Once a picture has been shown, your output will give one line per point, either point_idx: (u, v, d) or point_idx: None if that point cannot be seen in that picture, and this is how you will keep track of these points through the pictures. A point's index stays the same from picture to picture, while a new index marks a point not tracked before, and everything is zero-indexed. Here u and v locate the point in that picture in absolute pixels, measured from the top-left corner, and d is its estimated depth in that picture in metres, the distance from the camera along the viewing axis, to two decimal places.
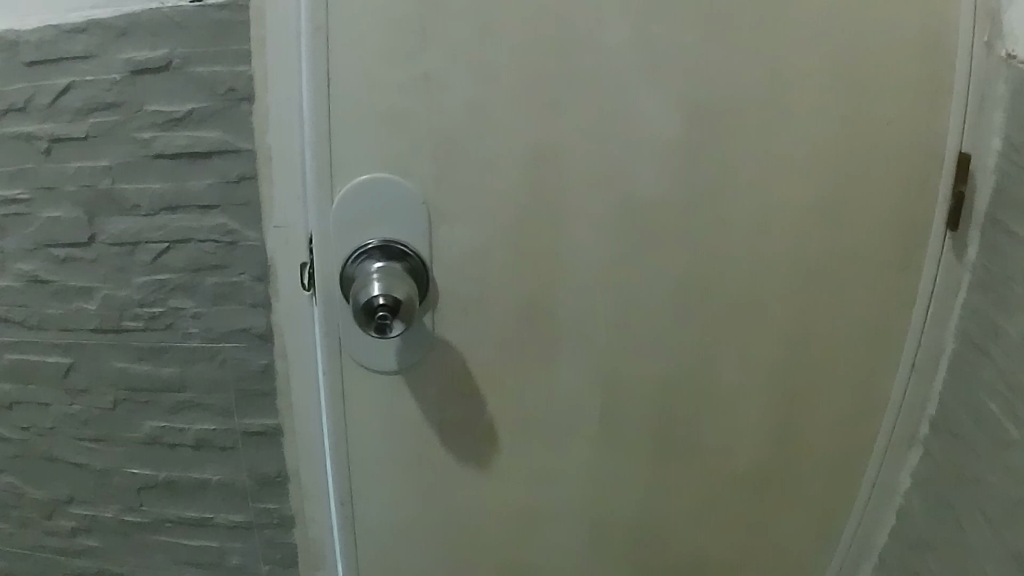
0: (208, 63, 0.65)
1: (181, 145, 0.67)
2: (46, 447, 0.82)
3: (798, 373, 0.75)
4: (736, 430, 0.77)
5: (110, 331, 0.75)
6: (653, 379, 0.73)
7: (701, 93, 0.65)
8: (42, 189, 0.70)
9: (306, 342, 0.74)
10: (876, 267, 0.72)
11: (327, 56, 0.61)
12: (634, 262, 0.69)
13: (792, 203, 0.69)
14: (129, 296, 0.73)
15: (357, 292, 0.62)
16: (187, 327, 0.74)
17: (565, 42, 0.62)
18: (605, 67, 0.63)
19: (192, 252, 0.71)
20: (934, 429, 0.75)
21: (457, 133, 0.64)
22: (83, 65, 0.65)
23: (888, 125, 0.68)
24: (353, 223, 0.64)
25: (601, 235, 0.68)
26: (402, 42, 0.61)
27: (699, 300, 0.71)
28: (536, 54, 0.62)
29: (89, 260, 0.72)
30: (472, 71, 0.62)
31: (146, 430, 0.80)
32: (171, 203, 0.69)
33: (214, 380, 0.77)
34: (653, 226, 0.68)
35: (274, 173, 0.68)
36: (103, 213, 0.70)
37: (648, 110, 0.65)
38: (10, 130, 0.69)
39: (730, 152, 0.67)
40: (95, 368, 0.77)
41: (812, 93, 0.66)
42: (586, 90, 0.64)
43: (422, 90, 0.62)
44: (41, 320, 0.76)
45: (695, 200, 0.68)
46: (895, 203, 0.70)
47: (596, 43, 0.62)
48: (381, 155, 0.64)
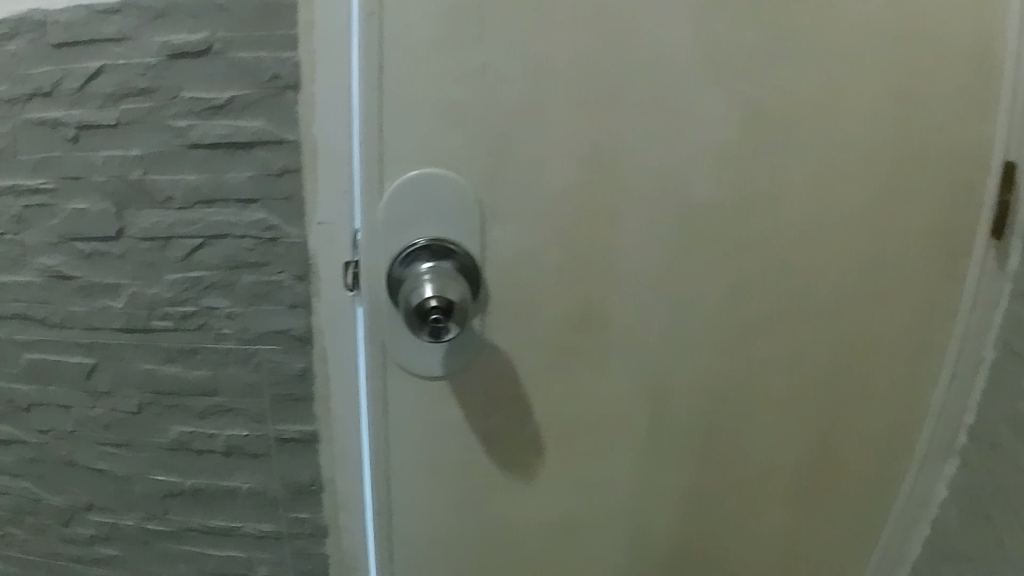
0: (252, 49, 0.61)
1: (221, 135, 0.63)
2: (66, 452, 0.78)
3: (849, 386, 0.72)
4: (778, 443, 0.73)
5: (138, 331, 0.71)
6: (701, 390, 0.70)
7: (765, 92, 0.61)
8: (69, 178, 0.66)
9: (349, 344, 0.71)
10: (922, 277, 0.68)
11: (381, 45, 0.57)
12: (684, 267, 0.66)
13: (848, 210, 0.66)
14: (160, 294, 0.69)
15: (406, 295, 0.58)
16: (221, 328, 0.70)
17: (624, 36, 0.58)
18: (665, 64, 0.59)
19: (228, 248, 0.67)
20: (973, 438, 0.73)
21: (508, 129, 0.60)
22: (117, 48, 0.61)
23: (938, 129, 0.64)
24: (402, 220, 0.60)
25: (655, 239, 0.64)
26: (458, 32, 0.57)
27: (744, 308, 0.68)
28: (595, 48, 0.58)
29: (117, 256, 0.68)
30: (529, 65, 0.58)
31: (173, 436, 0.76)
32: (207, 196, 0.65)
33: (248, 384, 0.73)
34: (706, 230, 0.65)
35: (320, 167, 0.64)
36: (133, 205, 0.66)
37: (704, 111, 0.61)
38: (35, 117, 0.65)
39: (784, 156, 0.63)
40: (120, 370, 0.73)
41: (864, 95, 0.62)
42: (646, 87, 0.60)
43: (473, 83, 0.58)
44: (63, 318, 0.72)
45: (752, 203, 0.64)
46: (943, 211, 0.67)
47: (658, 38, 0.59)
48: (431, 150, 0.60)
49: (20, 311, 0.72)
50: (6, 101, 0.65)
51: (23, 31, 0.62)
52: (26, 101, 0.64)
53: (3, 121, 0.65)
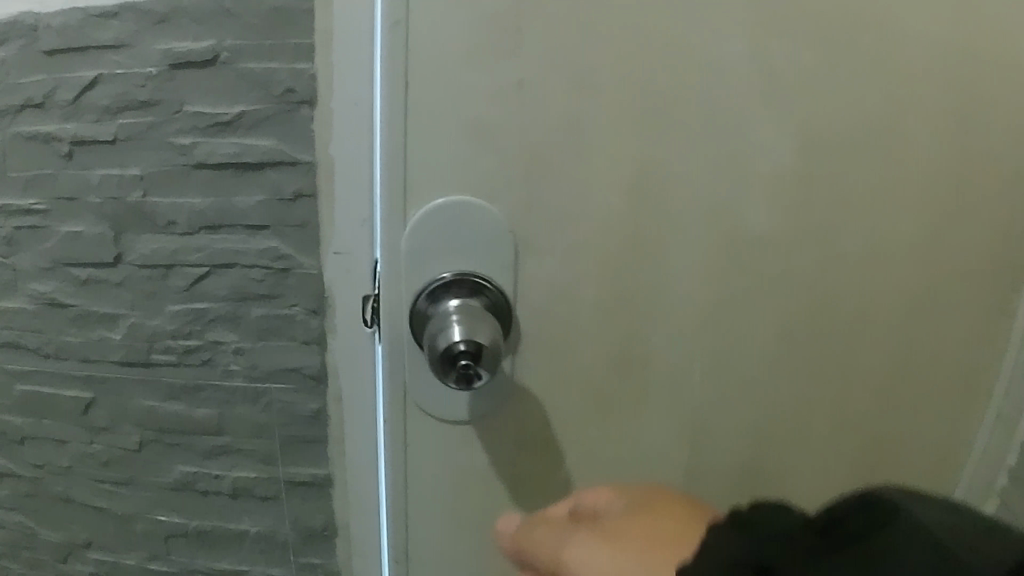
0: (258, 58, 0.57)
1: (228, 155, 0.60)
2: (61, 487, 0.74)
3: (897, 443, 0.65)
4: (816, 494, 0.66)
5: (137, 365, 0.68)
6: (737, 442, 0.64)
7: (832, 112, 0.54)
8: (64, 200, 0.63)
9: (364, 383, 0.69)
10: (976, 311, 0.61)
11: (408, 55, 0.51)
12: (722, 303, 0.59)
13: (896, 240, 0.58)
14: (160, 325, 0.66)
15: (432, 335, 0.53)
16: (229, 364, 0.67)
17: (674, 51, 0.51)
18: (721, 82, 0.52)
19: (235, 279, 0.64)
20: (1016, 481, 0.66)
21: (544, 150, 0.53)
22: (113, 57, 0.58)
23: (1001, 148, 0.56)
24: (429, 251, 0.54)
25: (694, 271, 0.57)
26: (494, 44, 0.51)
27: (778, 346, 0.61)
28: (642, 64, 0.51)
29: (115, 283, 0.65)
30: (570, 82, 0.52)
31: (176, 476, 0.72)
32: (212, 220, 0.61)
33: (258, 424, 0.69)
34: (748, 262, 0.58)
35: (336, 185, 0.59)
36: (134, 230, 0.63)
37: (759, 135, 0.54)
38: (25, 130, 0.61)
39: (833, 182, 0.56)
40: (121, 403, 0.70)
41: (918, 112, 0.54)
42: (700, 106, 0.53)
43: (508, 99, 0.52)
44: (55, 348, 0.68)
45: (797, 232, 0.57)
46: (1000, 238, 0.59)
47: (715, 54, 0.52)
48: (461, 173, 0.53)
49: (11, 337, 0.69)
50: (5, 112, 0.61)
51: (14, 36, 0.58)
52: (16, 112, 0.61)
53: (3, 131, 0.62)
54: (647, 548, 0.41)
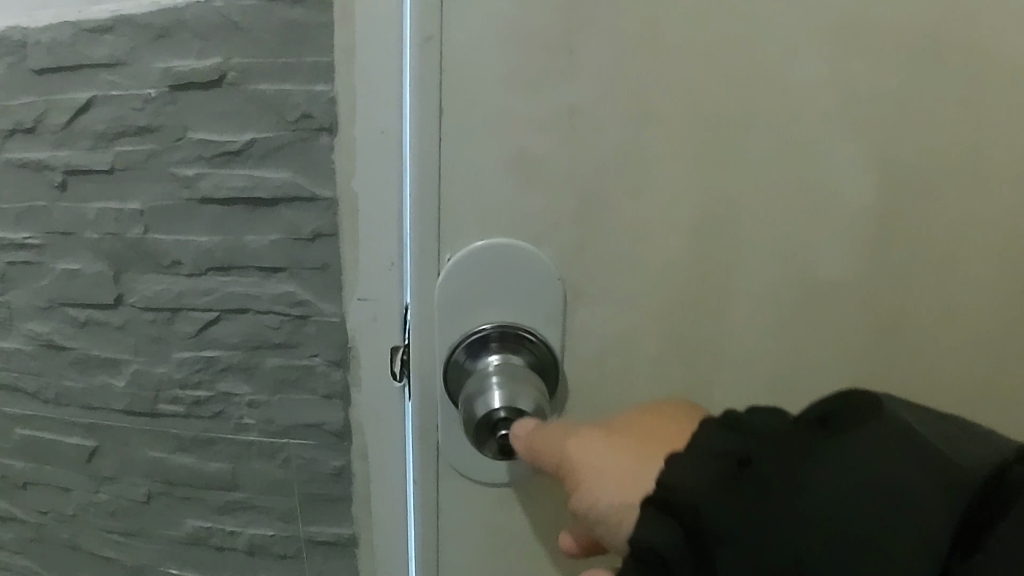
0: (272, 79, 0.47)
1: (237, 188, 0.49)
2: (69, 535, 0.61)
3: None
4: None
5: (143, 416, 0.54)
6: None
7: (928, 141, 0.45)
8: (58, 234, 0.52)
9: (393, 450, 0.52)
10: None
11: (439, 79, 0.44)
12: (788, 356, 0.50)
13: (987, 280, 0.49)
14: (168, 375, 0.53)
15: (468, 394, 0.47)
16: (241, 418, 0.53)
17: (748, 72, 0.44)
18: (799, 107, 0.44)
19: (249, 325, 0.51)
20: None
21: (594, 189, 0.46)
22: (109, 76, 0.49)
23: None
24: (466, 299, 0.48)
25: (757, 321, 0.49)
26: (543, 65, 0.44)
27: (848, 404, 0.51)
28: (711, 87, 0.44)
29: (116, 327, 0.53)
30: (628, 108, 0.44)
31: (187, 530, 0.57)
32: (223, 263, 0.50)
33: (275, 481, 0.54)
34: (816, 312, 0.49)
35: (361, 231, 0.49)
36: (133, 269, 0.52)
37: (841, 167, 0.46)
38: (16, 157, 0.52)
39: (917, 217, 0.47)
40: (125, 455, 0.56)
41: (1014, 132, 0.46)
42: (775, 137, 0.45)
43: (554, 131, 0.45)
44: (57, 394, 0.56)
45: (874, 277, 0.48)
46: None
47: (792, 76, 0.44)
48: (501, 213, 0.47)
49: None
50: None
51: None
52: (7, 137, 0.52)
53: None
54: (648, 441, 0.36)
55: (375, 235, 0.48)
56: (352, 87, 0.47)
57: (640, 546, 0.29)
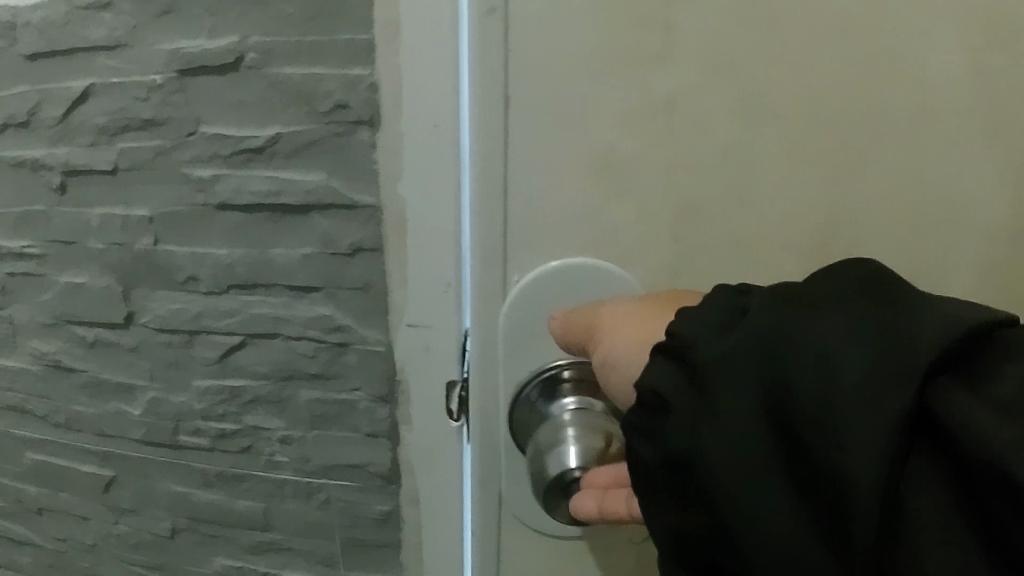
0: (297, 62, 0.39)
1: (259, 193, 0.42)
2: (89, 566, 0.55)
3: None
4: None
5: (162, 447, 0.48)
6: None
7: None
8: (59, 242, 0.47)
9: (449, 493, 0.44)
10: None
11: (503, 59, 0.34)
12: None
13: None
14: (188, 404, 0.46)
15: (537, 449, 0.38)
16: (272, 455, 0.46)
17: (891, 48, 0.31)
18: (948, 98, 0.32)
19: (279, 352, 0.44)
20: None
21: (692, 201, 0.35)
22: (108, 60, 0.43)
23: None
24: (535, 330, 0.39)
25: None
26: (633, 41, 0.32)
27: None
28: (846, 67, 0.31)
29: (128, 349, 0.47)
30: (740, 97, 0.32)
31: (216, 570, 0.51)
32: (247, 280, 0.43)
33: (312, 525, 0.47)
34: None
35: (411, 247, 0.41)
36: (143, 284, 0.46)
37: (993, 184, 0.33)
38: (10, 155, 0.47)
39: None
40: (144, 486, 0.50)
41: None
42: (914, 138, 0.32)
43: (645, 126, 0.34)
44: (67, 419, 0.50)
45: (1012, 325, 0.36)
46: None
47: (941, 55, 0.31)
48: (579, 230, 0.36)
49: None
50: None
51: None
52: None
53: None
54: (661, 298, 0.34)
55: (429, 252, 0.41)
56: (396, 71, 0.39)
57: (642, 389, 0.27)
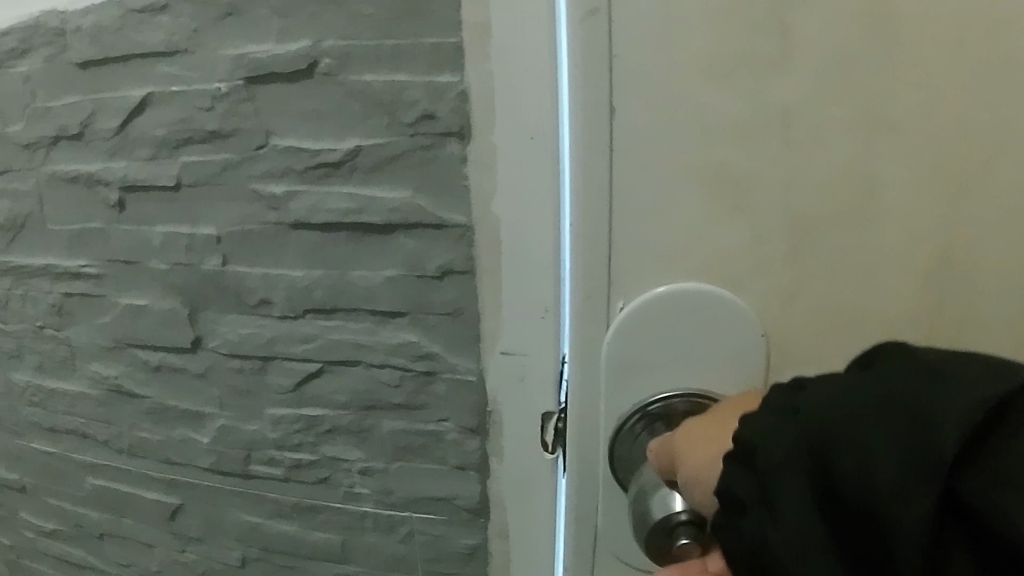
0: (378, 68, 0.36)
1: (337, 211, 0.39)
2: None
3: None
4: None
5: (233, 476, 0.46)
6: None
7: None
8: (117, 261, 0.44)
9: (542, 529, 0.42)
10: None
11: (608, 50, 0.25)
12: None
13: None
14: (262, 433, 0.44)
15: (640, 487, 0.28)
16: (352, 486, 0.44)
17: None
18: None
19: (360, 380, 0.41)
20: None
21: (807, 241, 0.26)
22: (167, 68, 0.40)
23: None
24: (651, 363, 0.29)
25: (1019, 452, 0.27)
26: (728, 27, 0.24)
27: None
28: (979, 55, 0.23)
29: (194, 374, 0.44)
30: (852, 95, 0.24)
31: None
32: (325, 305, 0.41)
33: (393, 558, 0.45)
34: None
35: (505, 264, 0.38)
36: (210, 307, 0.43)
37: None
38: (65, 169, 0.45)
39: None
40: (213, 514, 0.47)
41: None
42: None
43: (755, 139, 0.25)
44: (130, 445, 0.48)
45: None
46: None
47: None
48: (684, 259, 0.27)
49: (39, 420, 0.50)
50: (25, 146, 0.46)
51: (37, 44, 0.43)
52: (50, 145, 0.45)
53: (28, 173, 0.46)
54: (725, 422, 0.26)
55: (524, 275, 0.38)
56: (489, 78, 0.35)
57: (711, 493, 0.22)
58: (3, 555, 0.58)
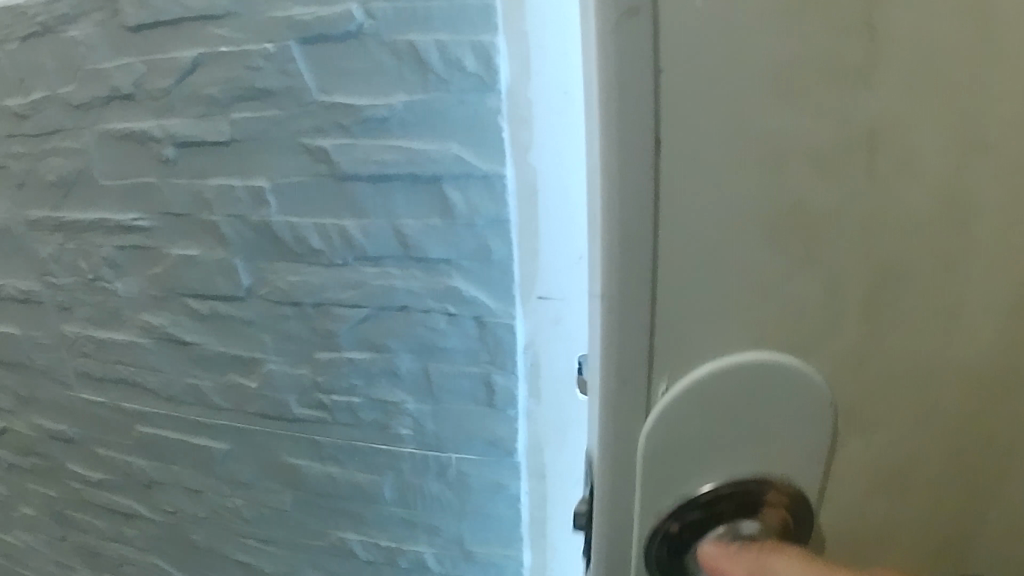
0: (420, 27, 0.38)
1: (385, 162, 0.41)
2: (201, 534, 0.54)
3: None
4: None
5: (280, 420, 0.48)
6: None
7: None
8: (168, 214, 0.47)
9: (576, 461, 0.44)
10: None
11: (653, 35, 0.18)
12: None
13: None
14: (309, 377, 0.47)
15: None
16: (396, 428, 0.46)
17: None
18: None
19: (404, 326, 0.44)
20: None
21: (890, 288, 0.21)
22: (216, 30, 0.42)
23: None
24: (704, 446, 0.23)
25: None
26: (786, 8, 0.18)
27: None
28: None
29: (243, 321, 0.47)
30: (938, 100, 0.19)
31: (333, 541, 0.51)
32: (372, 253, 0.43)
33: (434, 497, 0.47)
34: None
35: (541, 216, 0.40)
36: (262, 257, 0.45)
37: None
38: (116, 128, 0.47)
39: None
40: (260, 458, 0.50)
41: None
42: None
43: (842, 174, 0.19)
44: (180, 392, 0.50)
45: None
46: None
47: None
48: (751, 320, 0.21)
49: (90, 369, 0.52)
50: (76, 106, 0.48)
51: (87, 10, 0.45)
52: (102, 106, 0.47)
53: (79, 133, 0.48)
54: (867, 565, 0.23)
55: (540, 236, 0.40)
56: (522, 38, 0.37)
57: None
58: (49, 507, 0.59)
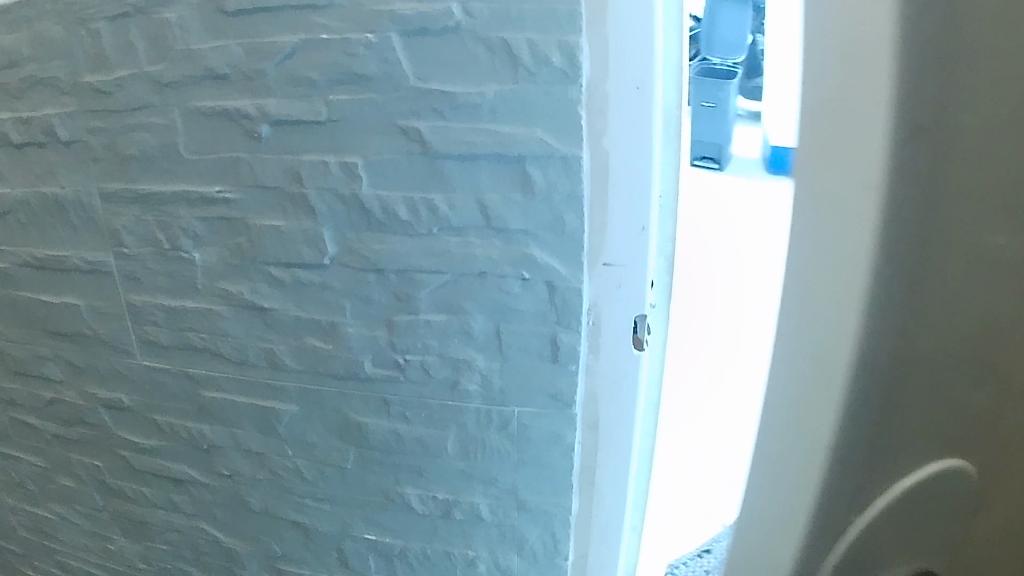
0: (511, 26, 0.42)
1: (476, 144, 0.45)
2: (254, 497, 0.62)
3: None
4: None
5: (350, 379, 0.54)
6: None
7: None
8: (256, 187, 0.52)
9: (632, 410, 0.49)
10: None
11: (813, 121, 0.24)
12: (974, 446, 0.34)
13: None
14: (384, 339, 0.52)
15: None
16: (466, 384, 0.51)
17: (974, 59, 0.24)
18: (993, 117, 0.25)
19: (484, 291, 0.48)
20: None
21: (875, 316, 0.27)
22: (318, 19, 0.46)
23: None
24: None
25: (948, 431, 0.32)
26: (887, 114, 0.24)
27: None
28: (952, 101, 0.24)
29: (321, 285, 0.52)
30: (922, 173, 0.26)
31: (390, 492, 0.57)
32: (457, 224, 0.47)
33: (496, 449, 0.52)
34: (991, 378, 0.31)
35: (610, 194, 0.44)
36: (349, 228, 0.50)
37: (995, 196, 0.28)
38: (208, 106, 0.51)
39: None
40: (325, 415, 0.56)
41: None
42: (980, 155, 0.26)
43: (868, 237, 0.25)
44: (253, 354, 0.56)
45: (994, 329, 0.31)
46: None
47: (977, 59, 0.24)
48: None
49: (160, 337, 0.59)
50: (167, 85, 0.51)
51: None
52: (195, 86, 0.51)
53: (167, 110, 0.52)
54: None
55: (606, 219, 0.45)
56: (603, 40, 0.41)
57: None
58: (120, 468, 0.68)
